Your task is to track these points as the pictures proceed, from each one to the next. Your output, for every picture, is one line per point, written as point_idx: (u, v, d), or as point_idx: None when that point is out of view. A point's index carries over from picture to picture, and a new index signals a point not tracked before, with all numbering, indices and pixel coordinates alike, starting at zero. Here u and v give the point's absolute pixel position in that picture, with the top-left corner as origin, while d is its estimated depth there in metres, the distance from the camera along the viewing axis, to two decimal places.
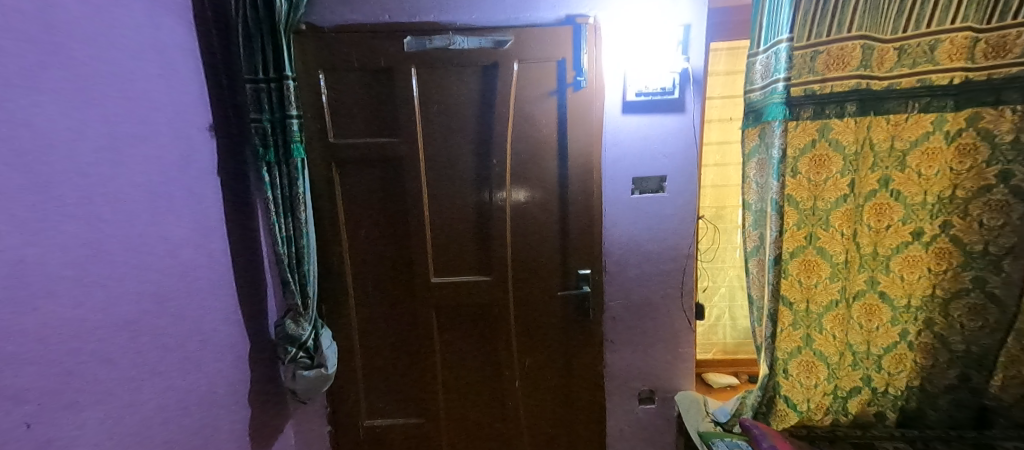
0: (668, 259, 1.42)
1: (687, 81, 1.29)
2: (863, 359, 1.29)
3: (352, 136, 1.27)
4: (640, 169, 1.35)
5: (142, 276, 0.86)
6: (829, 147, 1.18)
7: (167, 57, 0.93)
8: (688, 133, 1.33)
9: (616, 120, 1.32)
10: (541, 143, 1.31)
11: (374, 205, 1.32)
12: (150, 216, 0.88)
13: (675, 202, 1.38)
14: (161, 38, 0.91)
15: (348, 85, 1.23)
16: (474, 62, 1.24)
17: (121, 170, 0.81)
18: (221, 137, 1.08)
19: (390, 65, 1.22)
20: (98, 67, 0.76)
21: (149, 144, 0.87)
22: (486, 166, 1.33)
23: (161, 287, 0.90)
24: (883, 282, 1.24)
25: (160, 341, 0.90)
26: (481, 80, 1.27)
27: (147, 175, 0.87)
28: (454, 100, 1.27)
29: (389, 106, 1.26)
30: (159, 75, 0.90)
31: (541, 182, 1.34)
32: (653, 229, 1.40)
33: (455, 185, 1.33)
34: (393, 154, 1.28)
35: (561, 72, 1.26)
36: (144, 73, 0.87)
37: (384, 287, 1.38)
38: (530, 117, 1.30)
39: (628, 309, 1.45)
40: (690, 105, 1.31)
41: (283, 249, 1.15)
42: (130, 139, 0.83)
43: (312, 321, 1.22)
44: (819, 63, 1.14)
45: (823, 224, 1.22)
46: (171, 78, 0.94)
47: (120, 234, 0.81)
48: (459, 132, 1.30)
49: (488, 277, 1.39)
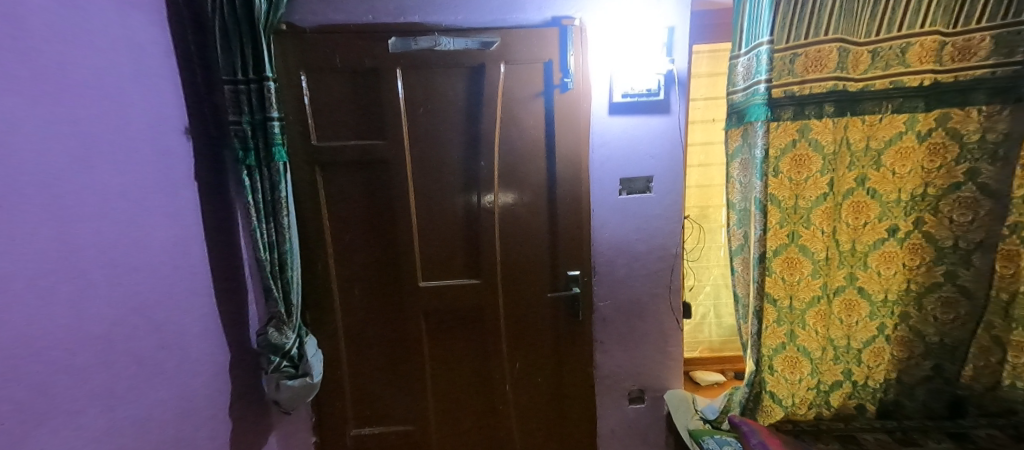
0: (655, 259, 1.44)
1: (671, 82, 1.31)
2: (844, 353, 1.32)
3: (336, 138, 1.24)
4: (626, 170, 1.36)
5: (114, 287, 0.81)
6: (809, 146, 1.21)
7: (139, 56, 0.89)
8: (673, 134, 1.35)
9: (602, 121, 1.32)
10: (529, 145, 1.31)
11: (360, 208, 1.30)
12: (123, 222, 0.84)
13: (662, 202, 1.39)
14: (133, 37, 0.87)
15: (332, 86, 1.20)
16: (461, 64, 1.23)
17: (92, 176, 0.77)
18: (198, 140, 1.04)
19: (375, 65, 1.19)
20: (66, 68, 0.72)
21: (121, 147, 0.83)
22: (474, 168, 1.32)
23: (135, 296, 0.86)
24: (862, 278, 1.28)
25: (134, 355, 0.85)
26: (468, 82, 1.26)
27: (119, 180, 0.83)
28: (440, 102, 1.26)
29: (374, 108, 1.23)
30: (130, 75, 0.86)
31: (529, 184, 1.33)
32: (640, 230, 1.41)
33: (442, 187, 1.32)
34: (378, 156, 1.26)
35: (548, 73, 1.26)
36: (115, 73, 0.83)
37: (370, 292, 1.35)
38: (517, 119, 1.29)
39: (617, 310, 1.46)
40: (675, 106, 1.33)
41: (264, 255, 1.11)
42: (102, 142, 0.79)
43: (296, 329, 1.18)
44: (798, 65, 1.17)
45: (805, 222, 1.25)
46: (143, 79, 0.90)
47: (92, 243, 0.77)
48: (446, 134, 1.28)
49: (477, 281, 1.38)
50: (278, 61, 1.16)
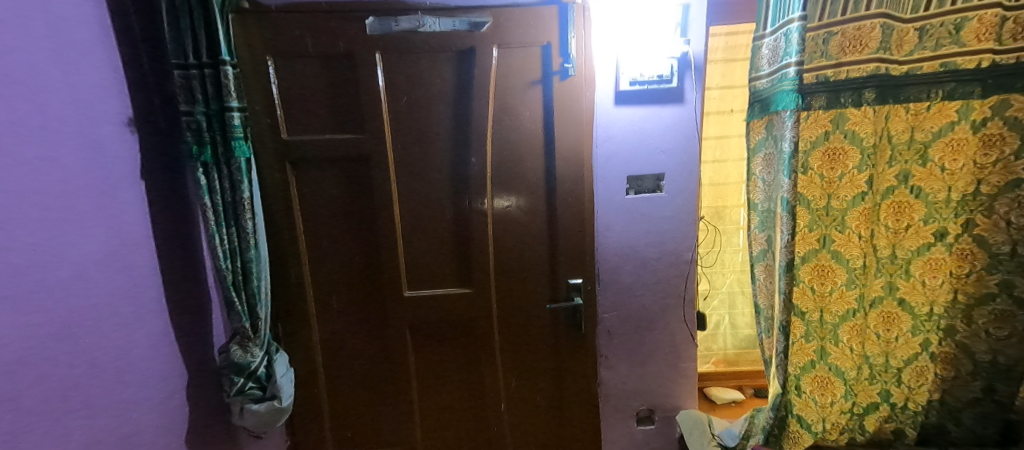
0: (666, 266, 1.29)
1: (685, 68, 1.17)
2: (881, 372, 1.17)
3: (309, 132, 1.11)
4: (634, 166, 1.23)
5: (43, 305, 0.69)
6: (844, 139, 1.05)
7: (73, 33, 0.75)
8: (687, 126, 1.21)
9: (608, 113, 1.20)
10: (525, 139, 1.18)
11: (337, 209, 1.17)
12: (52, 228, 0.71)
13: (674, 203, 1.25)
14: (66, 10, 0.74)
15: (304, 73, 1.07)
16: (448, 47, 1.10)
17: (18, 172, 0.64)
18: (145, 132, 0.90)
19: (351, 49, 1.06)
20: None
21: (50, 140, 0.70)
22: (464, 166, 1.18)
23: (64, 315, 0.73)
24: (902, 288, 1.13)
25: (65, 384, 0.72)
26: (457, 68, 1.13)
27: (49, 178, 0.70)
28: (425, 90, 1.13)
29: (351, 96, 1.10)
30: (64, 55, 0.73)
31: (526, 183, 1.20)
32: (650, 233, 1.27)
33: (429, 187, 1.19)
34: (357, 151, 1.13)
35: (546, 58, 1.12)
36: (45, 52, 0.69)
37: (350, 302, 1.22)
38: (512, 110, 1.16)
39: (623, 322, 1.32)
40: (690, 95, 1.19)
41: (225, 264, 0.98)
42: (29, 133, 0.66)
43: (264, 345, 1.05)
44: (833, 45, 1.03)
45: (839, 226, 1.10)
46: (78, 61, 0.76)
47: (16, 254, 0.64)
48: (432, 127, 1.15)
49: (470, 290, 1.25)
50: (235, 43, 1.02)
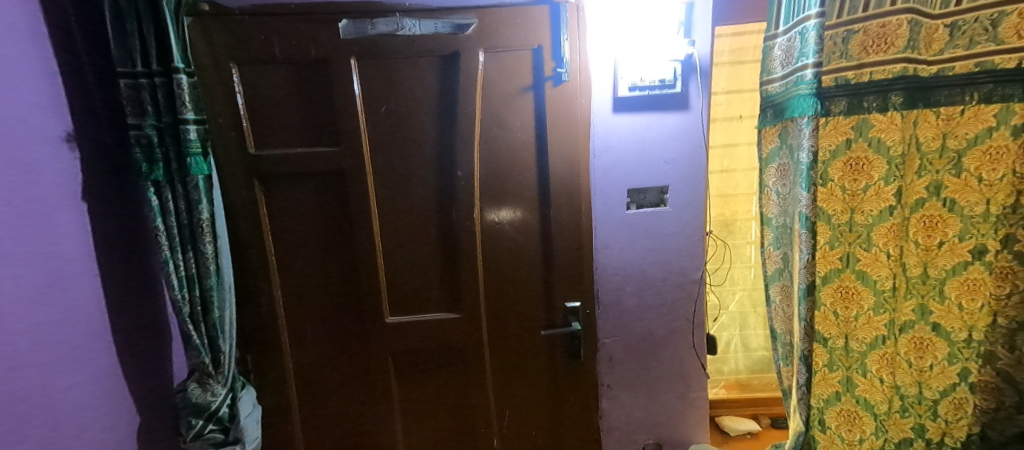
0: (672, 286, 1.18)
1: (690, 71, 1.07)
2: (913, 404, 1.04)
3: (279, 145, 1.02)
4: (635, 178, 1.13)
5: None
6: (868, 148, 0.95)
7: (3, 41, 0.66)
8: (693, 134, 1.11)
9: (606, 121, 1.10)
10: (516, 150, 1.08)
11: (313, 229, 1.07)
12: None
13: (680, 218, 1.15)
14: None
15: (273, 80, 0.98)
16: (430, 52, 1.01)
17: None
18: (87, 149, 0.81)
19: (324, 55, 0.97)
20: None
21: None
22: (450, 180, 1.09)
23: None
24: (936, 312, 1.00)
25: None
26: (440, 74, 1.04)
27: None
28: (407, 99, 1.04)
29: (325, 105, 1.01)
30: None
31: (518, 198, 1.11)
32: (653, 251, 1.17)
33: (412, 204, 1.09)
34: (333, 165, 1.04)
35: (537, 63, 1.03)
36: None
37: (326, 328, 1.12)
38: (501, 119, 1.07)
39: (627, 348, 1.21)
40: (695, 100, 1.09)
41: (180, 293, 0.88)
42: None
43: (228, 381, 0.95)
44: (854, 44, 0.94)
45: (864, 243, 0.98)
46: (10, 72, 0.67)
47: None
48: (415, 138, 1.06)
49: (458, 316, 1.14)
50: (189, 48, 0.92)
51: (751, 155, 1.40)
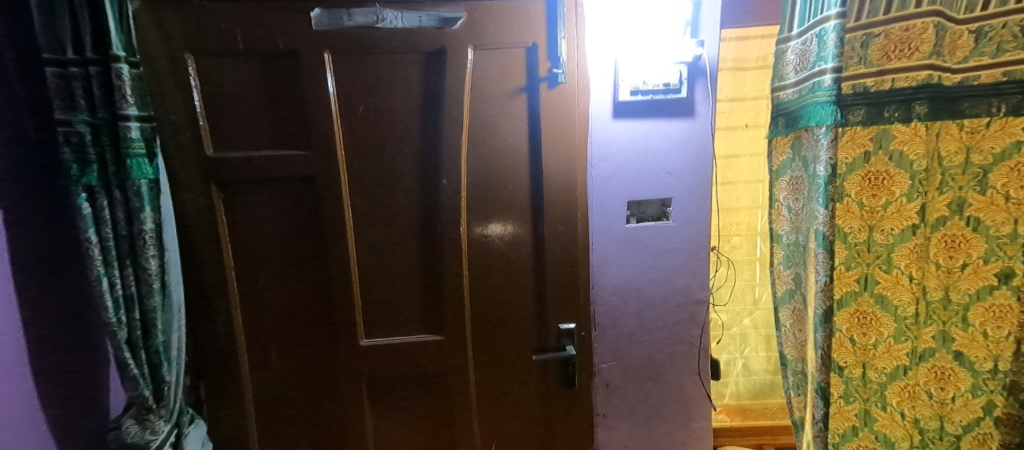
0: (674, 307, 1.09)
1: (696, 75, 0.99)
2: (934, 439, 0.94)
3: (241, 147, 0.91)
4: (636, 190, 1.05)
5: None
6: (889, 161, 0.88)
7: None
8: (698, 143, 1.03)
9: (605, 127, 1.02)
10: (508, 157, 0.99)
11: (279, 242, 0.96)
12: None
13: (684, 233, 1.07)
14: None
15: (236, 74, 0.88)
16: (413, 47, 0.92)
17: None
18: (5, 146, 0.69)
19: (294, 48, 0.87)
20: None
21: None
22: (434, 189, 0.99)
23: None
24: (958, 340, 0.92)
25: None
26: (425, 72, 0.94)
27: None
28: (388, 99, 0.94)
29: (295, 104, 0.91)
30: None
31: (509, 210, 1.01)
32: (654, 268, 1.08)
33: (392, 214, 0.99)
34: (304, 171, 0.93)
35: (531, 62, 0.95)
36: None
37: (291, 351, 1.00)
38: (491, 123, 0.97)
39: (624, 374, 1.11)
40: (701, 106, 1.01)
41: (116, 316, 0.76)
42: None
43: (173, 416, 0.83)
44: (874, 49, 0.86)
45: (883, 264, 0.91)
46: None
47: None
48: (395, 143, 0.96)
49: (441, 338, 1.04)
50: (136, 34, 0.81)
51: (755, 166, 1.32)
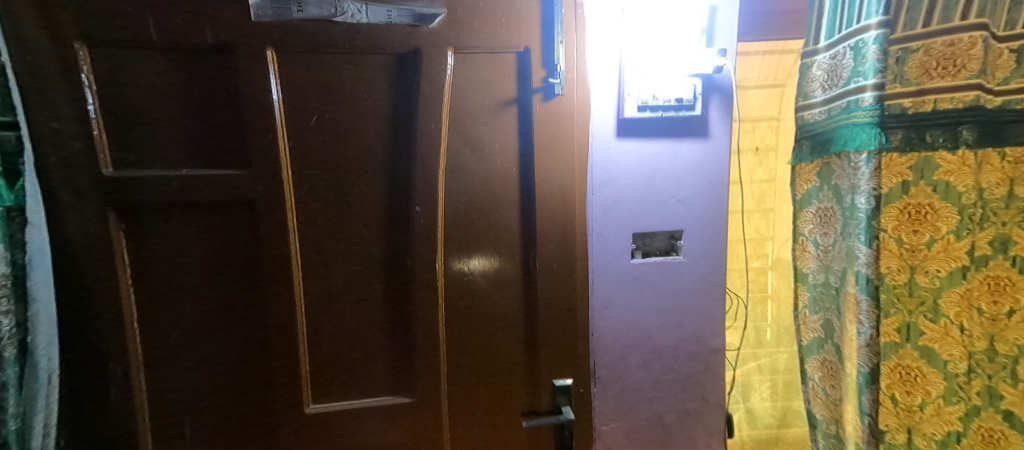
0: (685, 357, 0.94)
1: (710, 90, 0.87)
2: None
3: (152, 164, 0.70)
4: (643, 220, 0.91)
5: None
6: (933, 192, 0.77)
7: None
8: (712, 168, 0.90)
9: (608, 147, 0.88)
10: (495, 181, 0.83)
11: (204, 284, 0.75)
12: None
13: (696, 271, 0.93)
14: None
15: (149, 71, 0.68)
16: (381, 48, 0.75)
17: None
18: None
19: (227, 41, 0.69)
20: None
21: None
22: (404, 219, 0.81)
23: None
24: (1008, 398, 0.77)
25: None
26: (395, 79, 0.78)
27: None
28: (349, 109, 0.77)
29: (227, 111, 0.72)
30: None
31: (494, 244, 0.85)
32: (663, 312, 0.93)
33: (352, 250, 0.81)
34: (238, 195, 0.73)
35: (524, 70, 0.81)
36: None
37: (217, 424, 0.79)
38: (475, 140, 0.82)
39: (629, 436, 0.96)
40: (716, 127, 0.88)
41: None
42: None
43: None
44: (911, 66, 0.76)
45: (929, 312, 0.79)
46: None
47: None
48: (358, 163, 0.79)
49: (411, 400, 0.85)
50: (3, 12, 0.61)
51: (763, 194, 1.22)
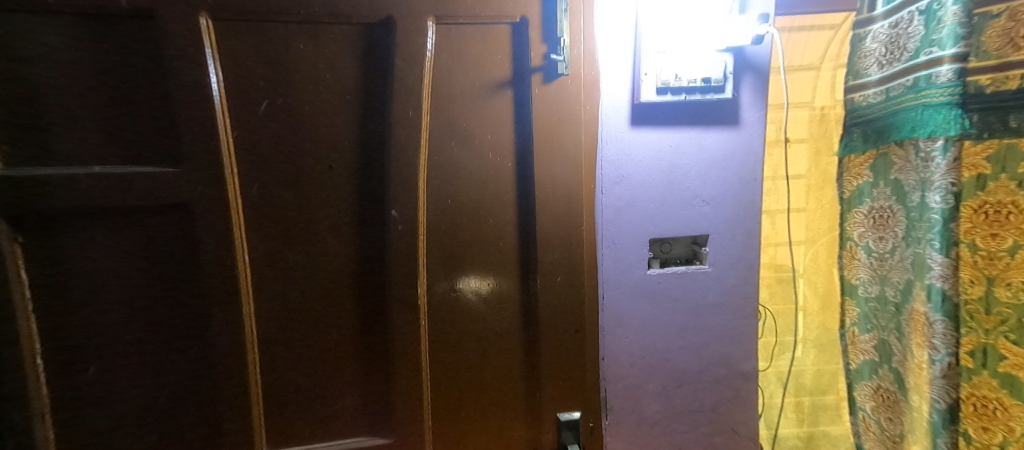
0: (711, 383, 0.81)
1: (743, 68, 0.73)
2: None
3: (58, 161, 0.56)
4: (662, 224, 0.77)
5: None
6: (1019, 186, 0.62)
7: None
8: (744, 162, 0.76)
9: (621, 139, 0.75)
10: (486, 180, 0.70)
11: (130, 307, 0.61)
12: None
13: (724, 282, 0.79)
14: None
15: (51, 43, 0.55)
16: (346, 17, 0.62)
17: None
18: None
19: (148, 5, 0.55)
20: None
21: None
22: (378, 227, 0.68)
23: None
24: None
25: None
26: (364, 55, 0.64)
27: None
28: (309, 92, 0.63)
29: (151, 94, 0.58)
30: None
31: (488, 252, 0.72)
32: (686, 331, 0.80)
33: (315, 263, 0.67)
34: (167, 198, 0.59)
35: (520, 45, 0.68)
36: None
37: None
38: (463, 130, 0.69)
39: None
40: (749, 112, 0.75)
41: None
42: None
43: None
44: (992, 33, 0.64)
45: (1011, 332, 0.65)
46: None
47: None
48: (321, 159, 0.65)
49: (391, 441, 0.72)
50: None
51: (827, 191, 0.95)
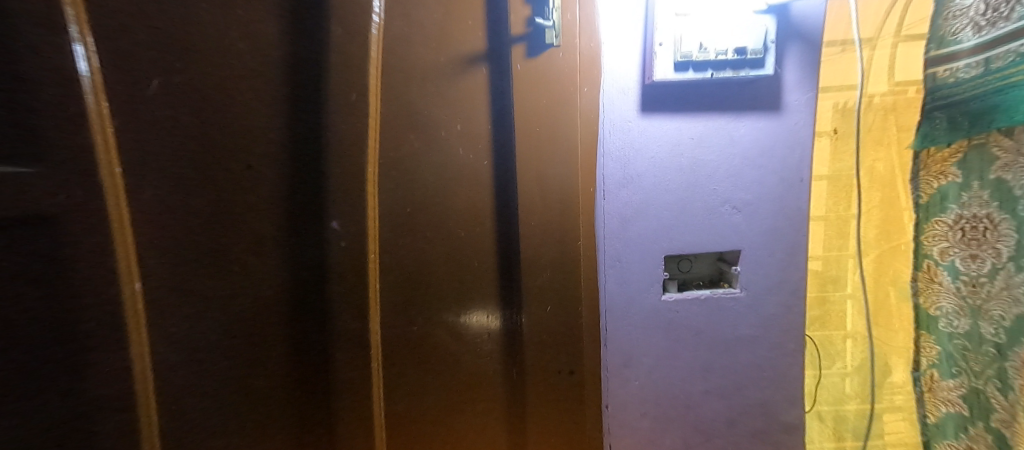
0: (745, 437, 0.65)
1: (787, 37, 0.57)
2: None
3: None
4: (680, 238, 0.61)
5: None
6: None
7: None
8: (789, 158, 0.60)
9: (630, 129, 0.59)
10: (456, 181, 0.56)
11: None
12: None
13: (761, 311, 0.63)
14: None
15: None
16: None
17: None
18: None
19: None
20: None
21: None
22: (315, 244, 0.52)
23: None
24: None
25: None
26: (292, 23, 0.49)
27: None
28: (216, 66, 0.47)
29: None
30: None
31: (460, 271, 0.58)
32: (711, 372, 0.63)
33: (231, 295, 0.51)
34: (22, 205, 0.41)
35: (498, 8, 0.55)
36: None
37: None
38: (427, 118, 0.55)
39: None
40: (794, 93, 0.59)
41: None
42: None
43: None
44: None
45: None
46: None
47: None
48: (235, 157, 0.49)
49: None
50: None
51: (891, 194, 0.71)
